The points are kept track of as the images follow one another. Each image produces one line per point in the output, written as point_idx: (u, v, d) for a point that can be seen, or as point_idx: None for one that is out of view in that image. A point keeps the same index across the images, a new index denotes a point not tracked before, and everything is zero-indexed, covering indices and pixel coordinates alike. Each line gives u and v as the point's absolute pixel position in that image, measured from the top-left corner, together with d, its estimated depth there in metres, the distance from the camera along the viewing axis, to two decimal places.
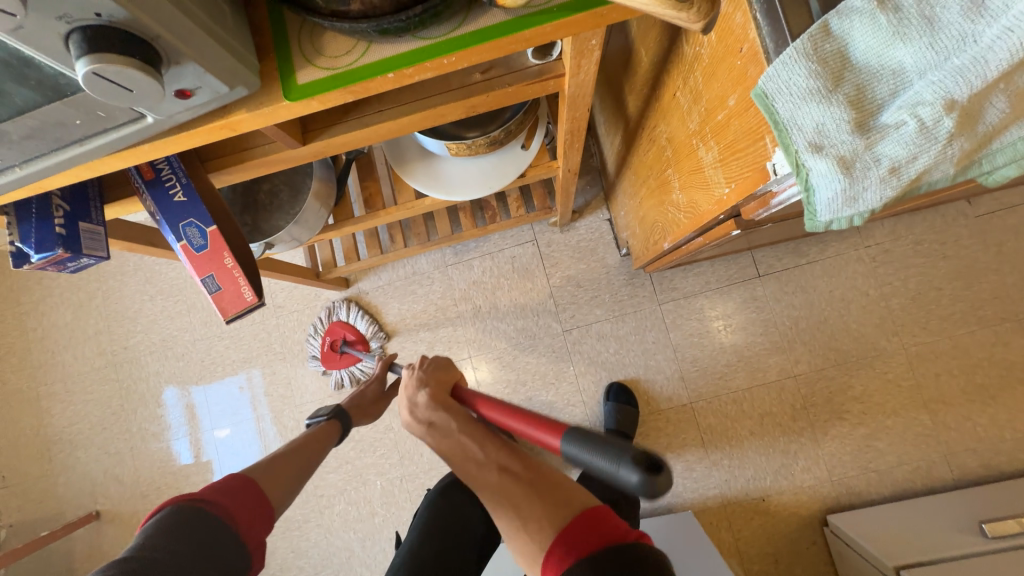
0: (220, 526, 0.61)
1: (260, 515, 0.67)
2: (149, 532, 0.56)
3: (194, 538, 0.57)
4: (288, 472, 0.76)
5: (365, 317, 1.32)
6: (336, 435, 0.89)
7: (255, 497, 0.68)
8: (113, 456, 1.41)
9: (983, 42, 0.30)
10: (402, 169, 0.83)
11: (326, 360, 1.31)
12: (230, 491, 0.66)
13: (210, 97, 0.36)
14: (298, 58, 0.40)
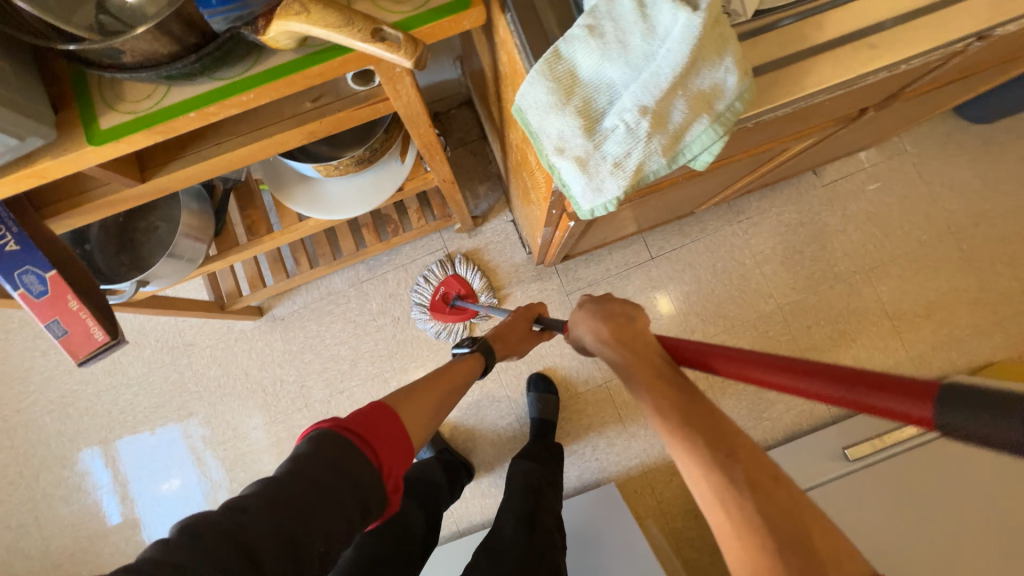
0: (363, 464, 0.54)
1: (398, 452, 0.59)
2: (292, 460, 0.52)
3: (339, 473, 0.52)
4: (421, 408, 0.68)
5: (482, 277, 1.30)
6: (479, 367, 0.84)
7: (396, 429, 0.60)
8: (17, 529, 1.29)
9: (657, 60, 0.37)
10: (280, 194, 0.85)
11: (436, 308, 1.28)
12: (373, 421, 0.59)
13: (0, 150, 0.38)
14: (99, 105, 0.42)
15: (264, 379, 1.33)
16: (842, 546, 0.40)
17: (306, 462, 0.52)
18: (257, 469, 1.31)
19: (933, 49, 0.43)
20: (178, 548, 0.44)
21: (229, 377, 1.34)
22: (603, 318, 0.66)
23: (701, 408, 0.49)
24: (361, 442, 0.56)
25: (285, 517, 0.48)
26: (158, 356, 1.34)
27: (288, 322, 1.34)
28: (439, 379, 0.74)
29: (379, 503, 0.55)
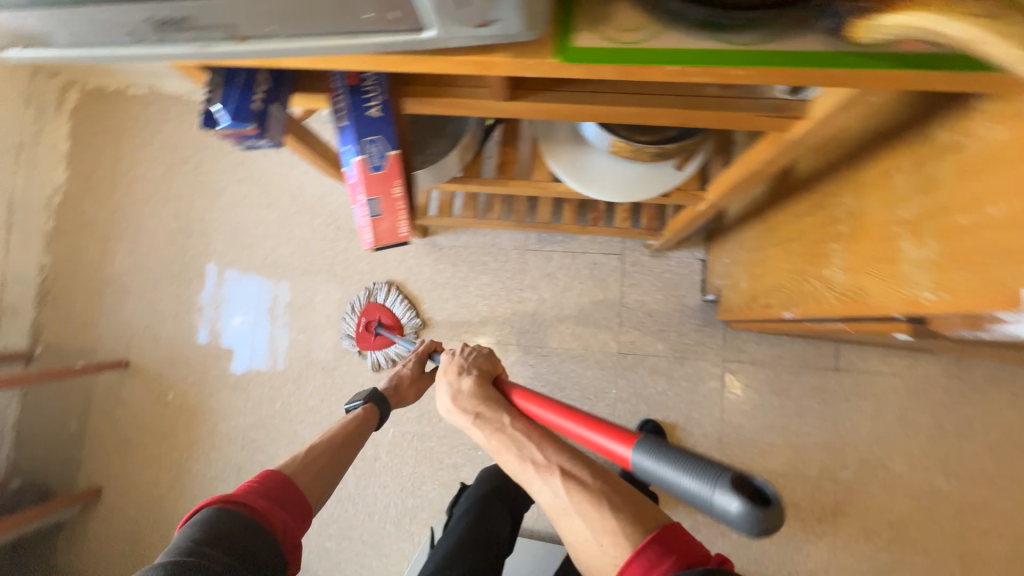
0: (259, 529, 0.63)
1: (293, 514, 0.69)
2: (190, 538, 0.58)
3: (239, 540, 0.60)
4: (320, 468, 0.77)
5: (403, 302, 1.32)
6: (373, 421, 0.90)
7: (291, 496, 0.71)
8: (157, 316, 1.45)
9: None
10: (549, 149, 0.80)
11: (362, 341, 1.32)
12: (266, 492, 0.68)
13: (496, 33, 0.34)
14: (582, 19, 0.37)
15: (399, 295, 1.35)
16: (648, 514, 0.52)
17: (203, 535, 0.59)
18: (357, 370, 1.35)
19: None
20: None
21: (371, 277, 1.37)
22: (464, 373, 0.74)
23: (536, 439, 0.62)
24: (256, 509, 0.65)
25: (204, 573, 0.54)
26: (322, 229, 1.41)
27: (444, 254, 1.34)
28: (326, 444, 0.81)
29: (281, 561, 0.63)
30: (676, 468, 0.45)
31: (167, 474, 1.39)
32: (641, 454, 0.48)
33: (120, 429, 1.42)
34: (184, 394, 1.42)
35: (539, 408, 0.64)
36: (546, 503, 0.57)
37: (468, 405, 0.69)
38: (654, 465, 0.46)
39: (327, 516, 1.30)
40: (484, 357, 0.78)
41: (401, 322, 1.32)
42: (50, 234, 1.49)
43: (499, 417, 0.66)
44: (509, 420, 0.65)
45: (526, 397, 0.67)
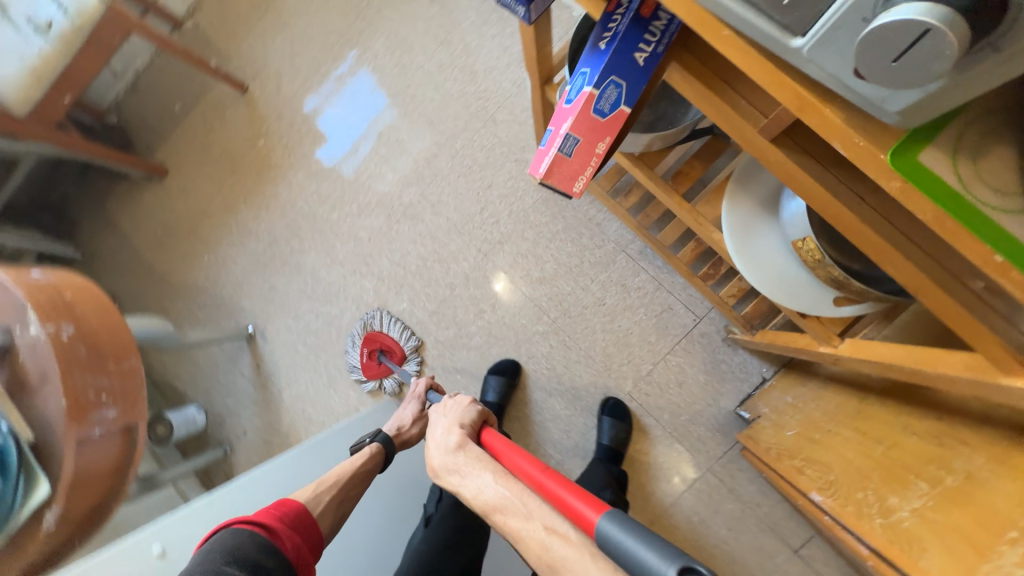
0: (269, 549, 0.65)
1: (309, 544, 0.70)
2: (211, 554, 0.62)
3: (250, 558, 0.63)
4: (335, 501, 0.78)
5: (399, 325, 1.33)
6: (386, 457, 0.89)
7: (307, 527, 0.71)
8: (292, 69, 1.47)
9: None
10: (736, 196, 0.73)
11: (369, 371, 1.34)
12: (287, 518, 0.70)
13: (859, 95, 0.28)
14: (952, 134, 0.30)
15: (490, 204, 1.32)
16: None
17: (218, 553, 0.62)
18: (413, 238, 1.36)
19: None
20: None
21: (478, 170, 1.33)
22: (453, 422, 0.73)
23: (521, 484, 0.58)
24: (269, 535, 0.67)
25: None
26: (470, 99, 1.35)
27: (552, 200, 1.29)
28: (345, 474, 0.82)
29: None
30: (639, 545, 0.43)
31: (221, 202, 1.49)
32: (605, 520, 0.46)
33: (209, 140, 1.51)
34: (272, 150, 1.47)
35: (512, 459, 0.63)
36: (533, 563, 0.51)
37: (452, 456, 0.67)
38: (616, 535, 0.45)
39: (314, 328, 1.41)
40: (471, 406, 0.77)
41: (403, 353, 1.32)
42: None
43: (472, 473, 0.63)
44: (486, 471, 0.63)
45: (501, 448, 0.66)
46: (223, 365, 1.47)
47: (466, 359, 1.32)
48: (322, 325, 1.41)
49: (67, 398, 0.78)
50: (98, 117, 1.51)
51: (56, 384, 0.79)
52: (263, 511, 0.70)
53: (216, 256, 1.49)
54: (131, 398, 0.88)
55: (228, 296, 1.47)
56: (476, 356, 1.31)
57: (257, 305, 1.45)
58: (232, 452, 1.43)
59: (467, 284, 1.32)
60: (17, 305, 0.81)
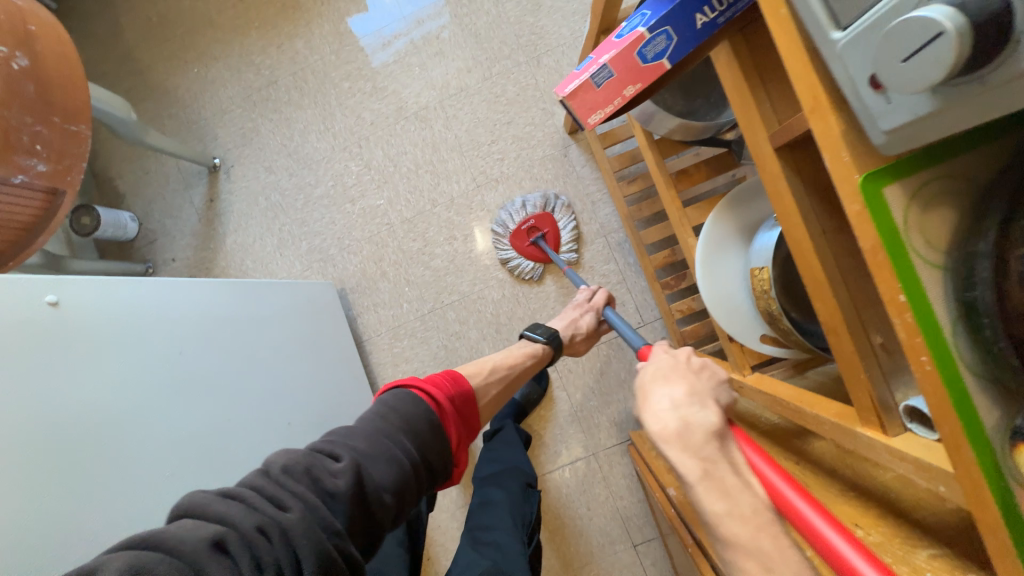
0: (437, 428, 0.64)
1: (466, 422, 0.72)
2: (377, 416, 0.61)
3: (417, 434, 0.61)
4: (495, 392, 0.82)
5: (570, 221, 1.26)
6: (547, 355, 0.95)
7: (471, 408, 0.73)
8: None
9: None
10: (722, 212, 0.77)
11: (518, 242, 1.24)
12: (455, 393, 0.71)
13: (863, 104, 0.30)
14: (917, 181, 0.33)
15: (502, 140, 1.30)
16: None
17: (391, 423, 0.60)
18: (415, 140, 1.32)
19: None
20: (296, 496, 0.49)
21: (504, 102, 1.30)
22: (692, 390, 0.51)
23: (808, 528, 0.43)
24: (439, 412, 0.67)
25: (373, 473, 0.55)
26: (524, 29, 1.30)
27: (562, 161, 1.28)
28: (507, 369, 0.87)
29: (448, 464, 0.65)
30: None
31: (232, 18, 1.37)
32: None
33: None
34: None
35: (798, 503, 0.44)
36: None
37: (704, 446, 0.45)
38: None
39: (283, 187, 1.36)
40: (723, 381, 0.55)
41: (561, 244, 1.26)
42: None
43: (732, 487, 0.43)
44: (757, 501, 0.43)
45: (774, 478, 0.46)
46: (175, 185, 1.38)
47: (420, 276, 1.31)
48: (291, 189, 1.36)
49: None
50: None
51: None
52: (429, 380, 0.70)
53: (206, 72, 1.38)
54: (64, 167, 0.83)
55: (205, 118, 1.37)
56: (430, 276, 1.31)
57: (233, 141, 1.37)
58: (153, 273, 1.37)
59: (449, 206, 1.31)
60: None
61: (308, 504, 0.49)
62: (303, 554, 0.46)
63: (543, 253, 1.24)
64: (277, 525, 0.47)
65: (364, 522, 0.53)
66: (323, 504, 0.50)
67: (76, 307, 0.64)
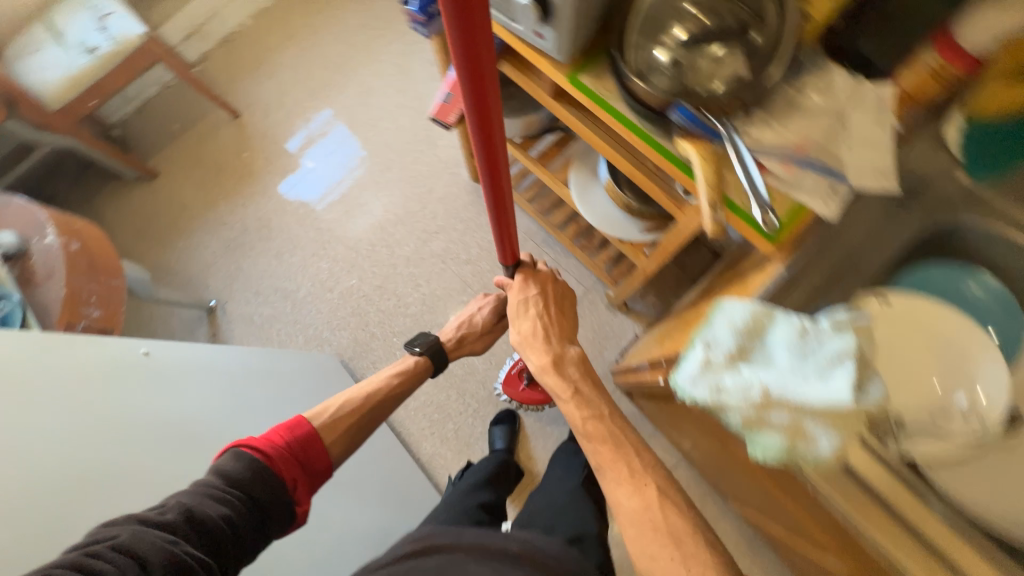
0: (263, 474, 0.72)
1: (307, 468, 0.79)
2: (219, 470, 0.70)
3: (245, 485, 0.70)
4: (352, 428, 0.89)
5: None
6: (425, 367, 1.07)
7: (318, 450, 0.82)
8: (278, 102, 1.84)
9: (808, 381, 0.51)
10: (577, 167, 1.12)
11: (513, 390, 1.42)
12: (295, 439, 0.80)
13: (543, 44, 0.66)
14: (591, 69, 0.67)
15: (431, 204, 1.68)
16: None
17: (222, 477, 0.69)
18: (365, 229, 1.67)
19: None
20: (124, 529, 0.57)
21: (422, 179, 1.71)
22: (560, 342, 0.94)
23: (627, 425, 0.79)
24: (270, 462, 0.75)
25: (212, 507, 0.65)
26: (419, 129, 1.76)
27: (477, 201, 1.66)
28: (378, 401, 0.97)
29: (287, 503, 0.73)
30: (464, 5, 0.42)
31: (202, 199, 1.76)
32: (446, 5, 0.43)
33: (199, 151, 1.81)
34: (253, 161, 1.79)
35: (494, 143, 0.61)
36: None
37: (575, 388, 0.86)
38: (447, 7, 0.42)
39: (271, 301, 1.64)
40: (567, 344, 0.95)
41: None
42: (261, 12, 1.94)
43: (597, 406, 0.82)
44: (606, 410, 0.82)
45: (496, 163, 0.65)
46: (181, 334, 1.63)
47: (402, 325, 1.56)
48: (278, 300, 1.64)
49: (67, 291, 0.99)
50: (104, 129, 1.81)
51: (60, 279, 0.99)
52: (266, 436, 0.77)
53: (190, 243, 1.72)
54: (113, 311, 1.08)
55: (196, 274, 1.68)
56: (411, 322, 1.56)
57: (222, 283, 1.67)
58: None
59: (406, 264, 1.62)
60: (38, 223, 1.03)
61: (139, 532, 0.57)
62: (148, 559, 0.56)
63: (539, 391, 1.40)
64: (114, 547, 0.55)
65: (205, 546, 0.62)
66: (152, 530, 0.58)
67: (158, 361, 0.88)
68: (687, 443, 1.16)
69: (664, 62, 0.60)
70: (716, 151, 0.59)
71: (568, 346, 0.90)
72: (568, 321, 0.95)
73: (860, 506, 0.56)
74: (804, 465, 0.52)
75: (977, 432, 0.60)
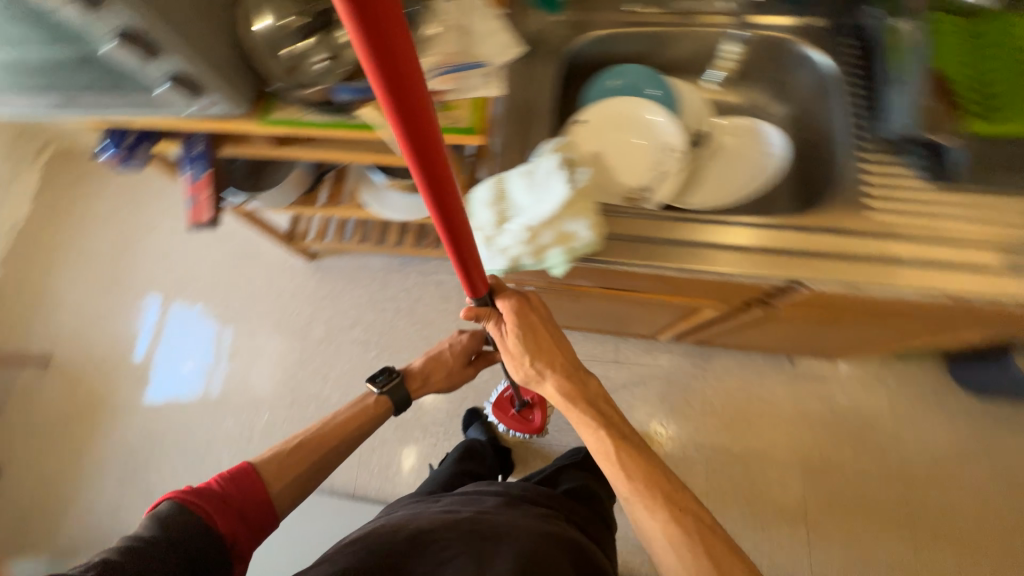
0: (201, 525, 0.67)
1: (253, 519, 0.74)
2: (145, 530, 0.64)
3: (182, 540, 0.64)
4: (304, 472, 0.83)
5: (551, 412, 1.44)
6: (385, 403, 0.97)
7: (263, 496, 0.77)
8: (82, 323, 1.71)
9: (544, 200, 0.64)
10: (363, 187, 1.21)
11: (498, 408, 1.39)
12: (239, 485, 0.76)
13: (219, 109, 0.73)
14: (273, 105, 0.76)
15: (289, 305, 1.68)
16: None
17: (151, 530, 0.64)
18: (245, 367, 1.62)
19: (903, 286, 0.63)
20: None
21: (266, 291, 1.70)
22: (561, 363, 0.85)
23: (655, 471, 0.75)
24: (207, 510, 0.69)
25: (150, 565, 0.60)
26: (234, 254, 1.74)
27: (326, 274, 1.69)
28: (348, 426, 0.92)
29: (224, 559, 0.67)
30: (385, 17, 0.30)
31: (64, 460, 1.57)
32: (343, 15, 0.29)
33: (29, 422, 1.61)
34: (95, 390, 1.64)
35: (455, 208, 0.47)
36: None
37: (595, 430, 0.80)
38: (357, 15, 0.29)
39: None
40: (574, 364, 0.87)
41: (545, 416, 1.40)
42: (5, 260, 1.79)
43: (626, 454, 0.77)
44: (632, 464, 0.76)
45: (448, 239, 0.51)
46: None
47: None
48: None
49: None
50: None
51: None
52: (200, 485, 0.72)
53: (82, 508, 1.52)
54: None
55: (109, 531, 1.49)
56: None
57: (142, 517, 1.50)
58: None
59: (304, 367, 1.60)
60: None
61: None
62: None
63: (523, 420, 1.38)
64: None
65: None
66: None
67: None
68: (602, 322, 1.29)
69: (329, 61, 0.70)
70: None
71: (569, 381, 0.83)
72: (569, 355, 0.85)
73: (764, 263, 0.67)
74: (587, 255, 0.65)
75: (682, 156, 0.75)
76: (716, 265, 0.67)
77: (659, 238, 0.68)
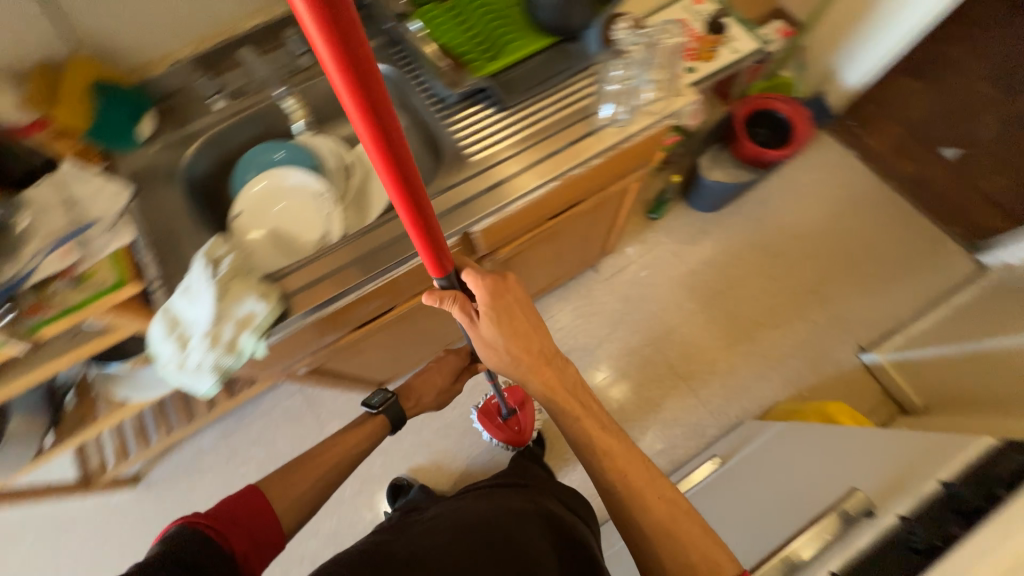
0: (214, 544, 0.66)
1: (261, 543, 0.73)
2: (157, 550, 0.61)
3: (197, 558, 0.63)
4: (304, 481, 0.87)
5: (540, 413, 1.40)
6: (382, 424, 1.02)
7: (264, 521, 0.76)
8: None
9: (202, 306, 0.65)
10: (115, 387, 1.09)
11: (486, 422, 1.35)
12: (236, 513, 0.73)
13: None
14: None
15: (138, 547, 1.42)
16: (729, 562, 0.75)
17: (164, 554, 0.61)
18: None
19: (626, 130, 0.82)
20: None
21: (101, 553, 1.41)
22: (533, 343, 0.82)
23: (639, 463, 0.81)
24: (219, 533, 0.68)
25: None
26: (36, 544, 1.41)
27: (162, 486, 1.47)
28: (338, 445, 0.95)
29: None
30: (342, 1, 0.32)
31: None
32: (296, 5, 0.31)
33: None
34: None
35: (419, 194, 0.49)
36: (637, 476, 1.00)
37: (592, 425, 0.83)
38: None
39: None
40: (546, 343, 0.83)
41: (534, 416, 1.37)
42: None
43: (620, 449, 0.81)
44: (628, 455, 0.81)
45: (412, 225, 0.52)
46: None
47: None
48: None
49: None
50: None
51: None
52: (211, 513, 0.70)
53: None
54: None
55: None
56: None
57: None
58: None
59: None
60: None
61: None
62: None
63: (513, 428, 1.33)
64: None
65: None
66: None
67: None
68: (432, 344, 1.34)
69: None
70: (1, 328, 0.65)
71: (547, 370, 0.82)
72: (549, 347, 0.83)
73: (550, 160, 0.81)
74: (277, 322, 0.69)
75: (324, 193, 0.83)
76: (506, 196, 0.79)
77: (346, 262, 0.77)
